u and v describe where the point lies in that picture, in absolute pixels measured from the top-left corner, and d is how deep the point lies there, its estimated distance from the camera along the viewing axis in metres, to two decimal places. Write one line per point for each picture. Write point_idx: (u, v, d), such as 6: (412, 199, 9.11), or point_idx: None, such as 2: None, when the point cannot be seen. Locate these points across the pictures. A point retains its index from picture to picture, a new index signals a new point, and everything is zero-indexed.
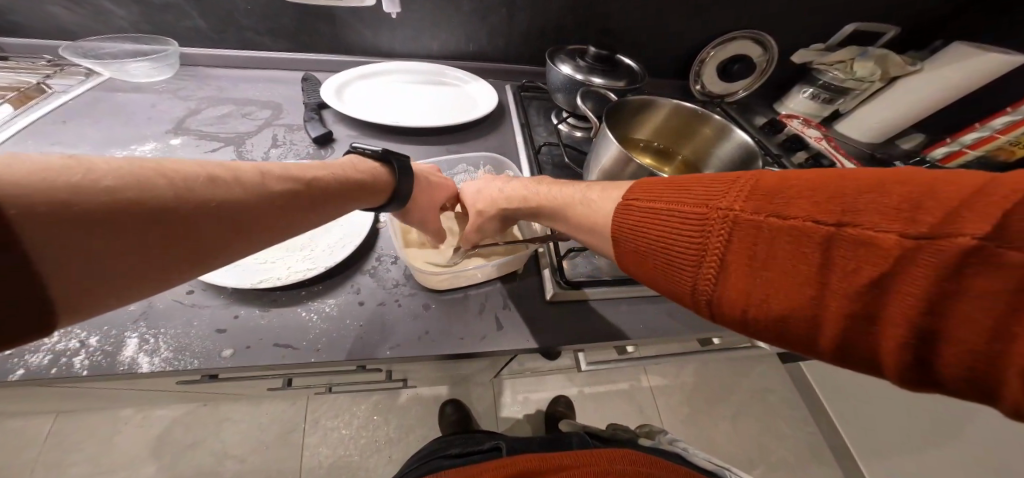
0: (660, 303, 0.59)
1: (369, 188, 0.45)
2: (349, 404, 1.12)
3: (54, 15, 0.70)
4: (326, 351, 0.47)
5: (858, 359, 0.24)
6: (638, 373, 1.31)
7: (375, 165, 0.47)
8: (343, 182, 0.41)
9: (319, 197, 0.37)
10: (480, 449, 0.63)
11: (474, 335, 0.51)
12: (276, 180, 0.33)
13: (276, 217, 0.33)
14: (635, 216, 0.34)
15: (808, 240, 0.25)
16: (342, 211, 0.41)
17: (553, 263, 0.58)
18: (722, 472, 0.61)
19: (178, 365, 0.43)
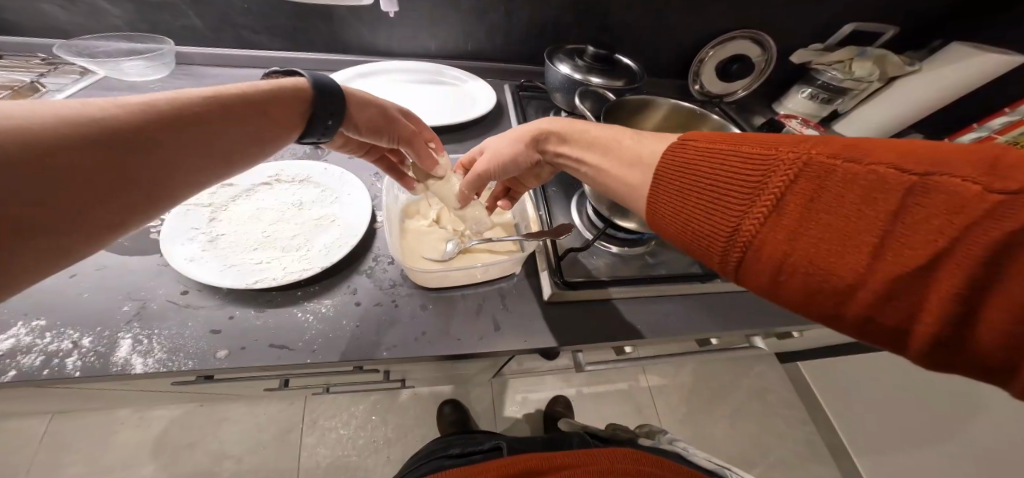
0: (659, 303, 0.59)
1: (289, 102, 0.39)
2: (347, 404, 1.12)
3: (49, 13, 0.69)
4: (321, 352, 0.47)
5: (887, 323, 0.23)
6: (637, 373, 1.31)
7: (293, 82, 0.40)
8: (270, 103, 0.37)
9: (251, 129, 0.35)
10: (481, 449, 0.63)
11: (471, 336, 0.51)
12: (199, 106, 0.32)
13: (208, 160, 0.32)
14: (691, 156, 0.33)
15: (881, 185, 0.22)
16: (275, 142, 0.38)
17: (552, 263, 0.57)
18: (723, 471, 0.61)
19: (172, 365, 0.43)
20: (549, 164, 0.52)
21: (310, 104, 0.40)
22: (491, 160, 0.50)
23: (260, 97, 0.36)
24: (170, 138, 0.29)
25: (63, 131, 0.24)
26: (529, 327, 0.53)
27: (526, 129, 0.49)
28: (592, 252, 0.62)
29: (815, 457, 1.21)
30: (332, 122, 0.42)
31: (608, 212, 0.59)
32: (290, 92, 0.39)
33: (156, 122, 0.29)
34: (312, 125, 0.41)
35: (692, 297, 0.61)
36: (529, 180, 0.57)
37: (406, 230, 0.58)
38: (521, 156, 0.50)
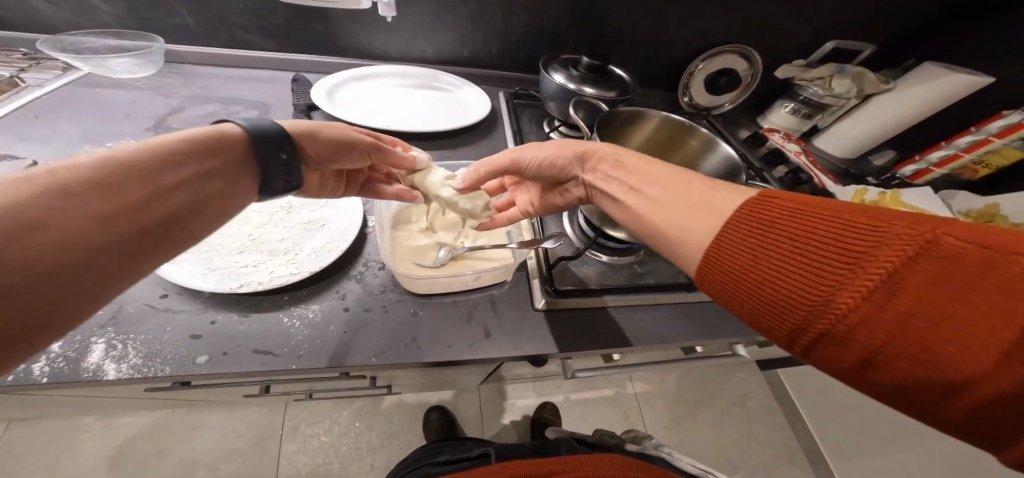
0: (648, 310, 0.60)
1: (220, 152, 0.35)
2: (330, 410, 1.10)
3: (31, 6, 0.67)
4: (307, 358, 0.46)
5: (998, 421, 0.22)
6: (623, 380, 1.32)
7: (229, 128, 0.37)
8: (203, 158, 0.33)
9: (191, 193, 0.31)
10: (469, 456, 0.62)
11: (462, 342, 0.51)
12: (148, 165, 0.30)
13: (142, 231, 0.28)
14: (775, 214, 0.32)
15: (1017, 277, 0.22)
16: (225, 206, 0.34)
17: (543, 271, 0.58)
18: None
19: (148, 371, 0.42)
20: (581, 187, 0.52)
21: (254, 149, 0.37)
22: (529, 156, 0.51)
23: (189, 153, 0.32)
24: (90, 212, 0.25)
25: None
26: (519, 334, 0.53)
27: (580, 145, 0.50)
28: (583, 261, 0.63)
29: (793, 463, 1.24)
30: (286, 155, 0.39)
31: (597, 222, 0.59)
32: (230, 139, 0.36)
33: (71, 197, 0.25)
34: (268, 164, 0.38)
35: (681, 306, 0.61)
36: (554, 195, 0.55)
37: (398, 234, 0.58)
38: (555, 168, 0.51)
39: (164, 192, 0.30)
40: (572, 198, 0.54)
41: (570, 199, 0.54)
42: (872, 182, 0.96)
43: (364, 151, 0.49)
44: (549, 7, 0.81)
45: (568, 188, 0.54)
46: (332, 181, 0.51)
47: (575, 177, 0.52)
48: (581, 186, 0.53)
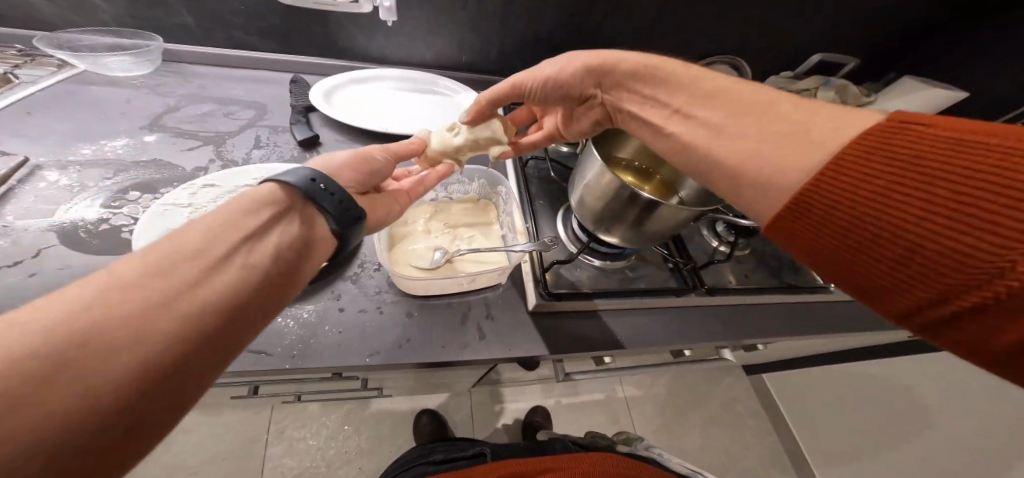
0: (639, 314, 0.61)
1: (262, 210, 0.33)
2: (318, 413, 1.09)
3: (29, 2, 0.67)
4: (301, 358, 0.46)
5: None
6: (613, 384, 1.34)
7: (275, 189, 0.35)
8: (246, 220, 0.32)
9: (251, 253, 0.30)
10: (464, 455, 0.63)
11: (456, 344, 0.51)
12: (206, 238, 0.29)
13: (199, 311, 0.26)
14: (921, 145, 0.25)
15: None
16: (286, 270, 0.32)
17: (537, 274, 0.59)
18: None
19: None
20: (600, 106, 0.49)
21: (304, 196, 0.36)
22: (534, 81, 0.50)
23: (232, 221, 0.31)
24: (157, 293, 0.25)
25: (44, 334, 0.21)
26: (512, 337, 0.54)
27: (589, 56, 0.47)
28: (576, 265, 0.64)
29: (778, 467, 1.26)
30: (324, 185, 0.36)
31: (590, 227, 0.61)
32: (275, 191, 0.35)
33: (144, 283, 0.25)
34: (320, 206, 0.35)
35: (670, 310, 0.63)
36: (573, 117, 0.55)
37: (395, 236, 0.58)
38: (567, 91, 0.50)
39: (218, 263, 0.29)
40: (592, 120, 0.52)
41: (589, 121, 0.53)
42: None
43: (386, 156, 0.48)
44: (547, 13, 0.83)
45: (586, 109, 0.52)
46: (380, 198, 0.46)
47: (592, 95, 0.49)
48: (598, 103, 0.49)
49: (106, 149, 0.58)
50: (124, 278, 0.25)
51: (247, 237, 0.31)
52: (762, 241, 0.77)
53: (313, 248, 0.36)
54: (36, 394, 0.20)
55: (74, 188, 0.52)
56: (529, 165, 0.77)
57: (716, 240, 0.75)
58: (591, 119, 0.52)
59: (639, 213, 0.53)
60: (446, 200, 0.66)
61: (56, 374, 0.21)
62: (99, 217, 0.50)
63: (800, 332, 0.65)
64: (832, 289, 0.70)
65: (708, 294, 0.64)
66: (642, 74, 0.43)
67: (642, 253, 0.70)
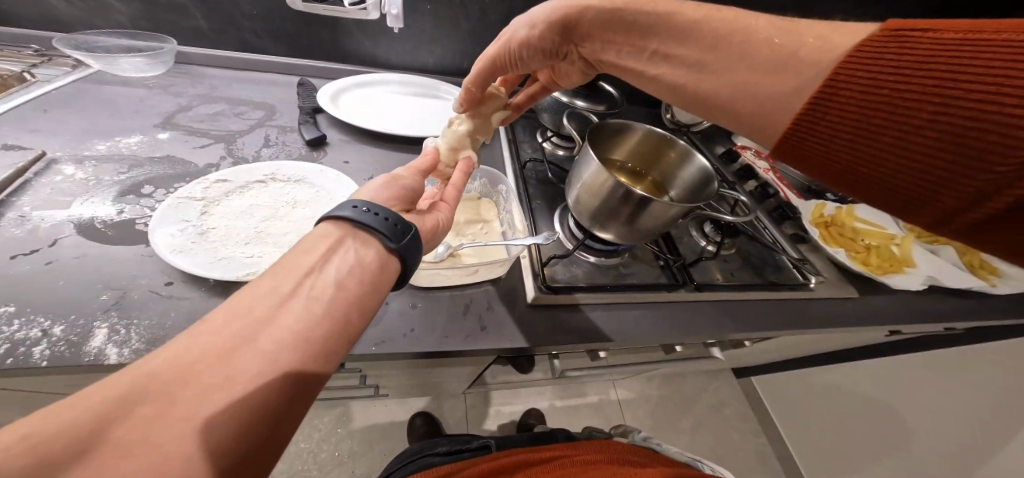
0: (633, 308, 0.64)
1: (320, 244, 0.37)
2: (312, 416, 1.11)
3: (49, 5, 0.69)
4: None
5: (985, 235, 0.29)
6: (606, 387, 1.36)
7: (337, 227, 0.38)
8: (306, 256, 0.36)
9: (313, 289, 0.34)
10: (469, 447, 0.66)
11: (459, 334, 0.54)
12: (277, 280, 0.34)
13: (277, 345, 0.30)
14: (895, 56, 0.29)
15: None
16: (355, 300, 0.35)
17: (535, 268, 0.63)
18: (694, 464, 0.67)
19: None
20: (582, 59, 0.53)
21: (358, 227, 0.39)
22: (508, 54, 0.52)
23: (300, 261, 0.35)
24: (240, 333, 0.29)
25: (162, 369, 0.26)
26: (512, 329, 0.56)
27: (553, 13, 0.48)
28: (572, 261, 0.68)
29: (765, 467, 1.30)
30: (362, 207, 0.39)
31: (588, 223, 0.64)
32: (331, 227, 0.38)
33: (230, 325, 0.30)
34: (366, 223, 0.38)
35: (662, 305, 0.66)
36: (559, 70, 0.57)
37: None
38: (545, 54, 0.53)
39: (287, 302, 0.32)
40: (577, 71, 0.55)
41: (575, 68, 0.55)
42: (831, 197, 0.99)
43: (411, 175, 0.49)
44: None
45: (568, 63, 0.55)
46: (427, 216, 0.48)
47: (568, 51, 0.52)
48: (577, 57, 0.53)
49: (121, 146, 0.60)
50: (216, 329, 0.29)
51: (308, 272, 0.35)
52: (747, 241, 0.81)
53: (381, 270, 0.38)
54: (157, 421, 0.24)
55: (90, 182, 0.53)
56: (527, 167, 0.81)
57: (704, 240, 0.79)
58: (576, 71, 0.55)
59: (632, 210, 0.57)
60: None
61: (171, 403, 0.25)
62: (114, 210, 0.51)
63: (788, 327, 0.68)
64: (812, 286, 0.74)
65: (697, 290, 0.67)
66: (613, 24, 0.45)
67: (635, 252, 0.74)
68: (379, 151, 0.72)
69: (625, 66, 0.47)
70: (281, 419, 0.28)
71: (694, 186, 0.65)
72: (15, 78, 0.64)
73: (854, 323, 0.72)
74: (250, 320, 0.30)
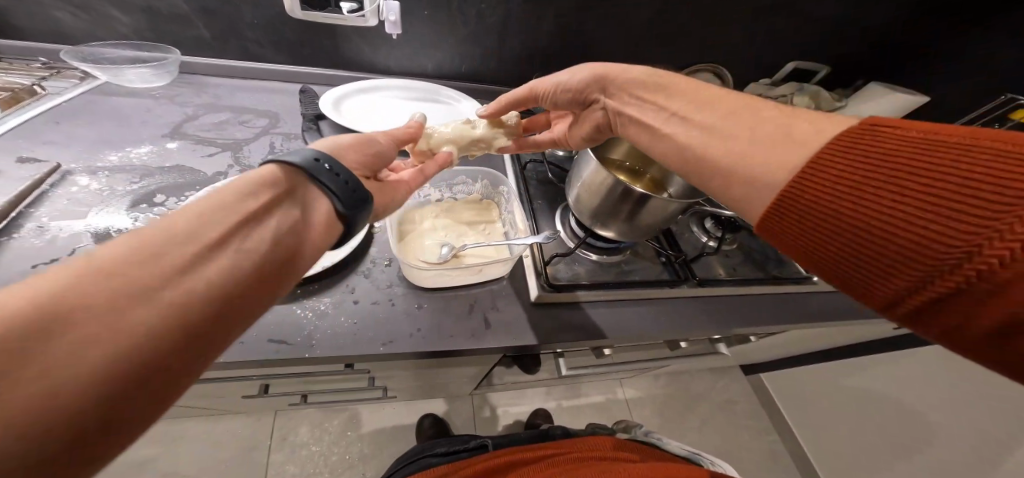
0: (635, 305, 0.65)
1: (261, 193, 0.33)
2: (322, 419, 1.14)
3: (55, 18, 0.71)
4: (320, 347, 0.47)
5: (953, 328, 0.24)
6: (613, 386, 1.37)
7: (286, 173, 0.35)
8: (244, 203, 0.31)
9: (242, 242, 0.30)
10: (466, 447, 0.69)
11: (465, 333, 0.55)
12: (192, 220, 0.28)
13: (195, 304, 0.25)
14: (866, 143, 0.29)
15: None
16: (286, 261, 0.32)
17: (538, 267, 0.63)
18: (694, 458, 0.68)
19: None
20: (602, 111, 0.55)
21: (316, 184, 0.36)
22: (547, 87, 0.57)
23: (230, 206, 0.30)
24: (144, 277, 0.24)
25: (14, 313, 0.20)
26: (517, 327, 0.57)
27: (600, 66, 0.53)
28: (574, 260, 0.68)
29: (773, 463, 1.31)
30: (328, 165, 0.37)
31: (589, 223, 0.65)
32: (269, 173, 0.34)
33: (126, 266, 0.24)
34: (324, 182, 0.36)
35: (664, 301, 0.67)
36: (580, 123, 0.59)
37: (405, 233, 0.61)
38: (576, 94, 0.56)
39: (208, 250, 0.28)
40: (593, 123, 0.57)
41: (591, 124, 0.57)
42: None
43: (386, 139, 0.48)
44: (543, 25, 0.88)
45: (589, 113, 0.57)
46: (382, 185, 0.47)
47: (596, 100, 0.55)
48: (600, 108, 0.55)
49: (131, 157, 0.61)
50: (103, 270, 0.23)
51: (240, 221, 0.30)
52: (748, 235, 0.81)
53: (326, 230, 0.36)
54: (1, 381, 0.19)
55: (104, 192, 0.55)
56: (527, 168, 0.82)
57: (705, 236, 0.79)
58: (591, 124, 0.57)
59: (631, 208, 0.58)
60: (450, 200, 0.69)
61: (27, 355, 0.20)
62: (127, 219, 0.53)
63: (790, 320, 0.68)
64: (816, 280, 0.74)
65: (700, 285, 0.68)
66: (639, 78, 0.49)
67: (637, 249, 0.74)
68: None
69: (644, 121, 0.47)
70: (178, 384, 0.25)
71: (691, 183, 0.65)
72: (26, 91, 0.66)
73: (851, 316, 0.73)
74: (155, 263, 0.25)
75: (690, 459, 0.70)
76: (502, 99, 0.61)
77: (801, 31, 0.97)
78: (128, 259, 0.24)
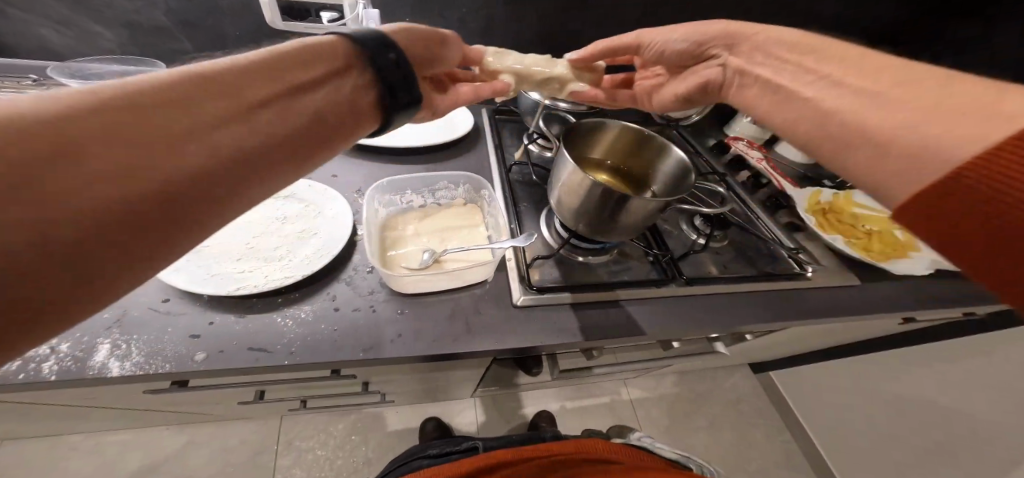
0: (623, 305, 0.64)
1: (322, 58, 0.36)
2: (327, 424, 1.15)
3: (39, 35, 0.72)
4: (300, 354, 0.48)
5: None
6: (618, 387, 1.35)
7: (344, 43, 0.38)
8: (306, 62, 0.34)
9: (306, 93, 0.33)
10: (459, 448, 0.70)
11: (447, 338, 0.55)
12: (257, 65, 0.32)
13: (261, 127, 0.29)
14: None
15: None
16: (336, 122, 0.35)
17: (521, 271, 0.63)
18: (683, 462, 0.71)
19: (150, 369, 0.42)
20: (718, 68, 0.54)
21: (367, 65, 0.38)
22: (660, 38, 0.58)
23: (292, 63, 0.34)
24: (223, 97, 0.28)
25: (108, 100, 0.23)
26: (500, 331, 0.57)
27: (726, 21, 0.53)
28: (560, 262, 0.68)
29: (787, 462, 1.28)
30: (395, 53, 0.40)
31: (571, 224, 0.64)
32: (329, 41, 0.38)
33: (204, 84, 0.28)
34: (381, 59, 0.39)
35: (654, 301, 0.65)
36: (685, 78, 0.59)
37: (385, 240, 0.62)
38: (693, 47, 0.56)
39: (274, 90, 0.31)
40: (699, 76, 0.56)
41: (697, 78, 0.56)
42: (828, 184, 0.96)
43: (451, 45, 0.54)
44: (525, 25, 0.87)
45: (699, 70, 0.56)
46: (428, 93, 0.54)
47: (714, 56, 0.54)
48: (717, 63, 0.54)
49: None
50: (183, 85, 0.27)
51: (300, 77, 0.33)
52: (740, 231, 0.79)
53: (373, 107, 0.39)
54: (102, 145, 0.22)
55: None
56: (513, 170, 0.82)
57: (694, 233, 0.77)
58: (697, 80, 0.56)
59: (611, 208, 0.57)
60: (434, 206, 0.69)
61: (124, 132, 0.23)
62: None
63: (784, 317, 0.67)
64: (810, 275, 0.72)
65: (687, 284, 0.67)
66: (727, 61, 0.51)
67: (625, 248, 0.73)
68: (369, 165, 0.75)
69: (776, 81, 0.45)
70: (240, 195, 0.27)
71: (672, 179, 0.65)
72: None
73: (856, 308, 0.70)
74: (226, 88, 0.28)
75: (680, 463, 0.73)
76: (594, 47, 0.64)
77: (789, 21, 0.95)
78: (203, 80, 0.28)
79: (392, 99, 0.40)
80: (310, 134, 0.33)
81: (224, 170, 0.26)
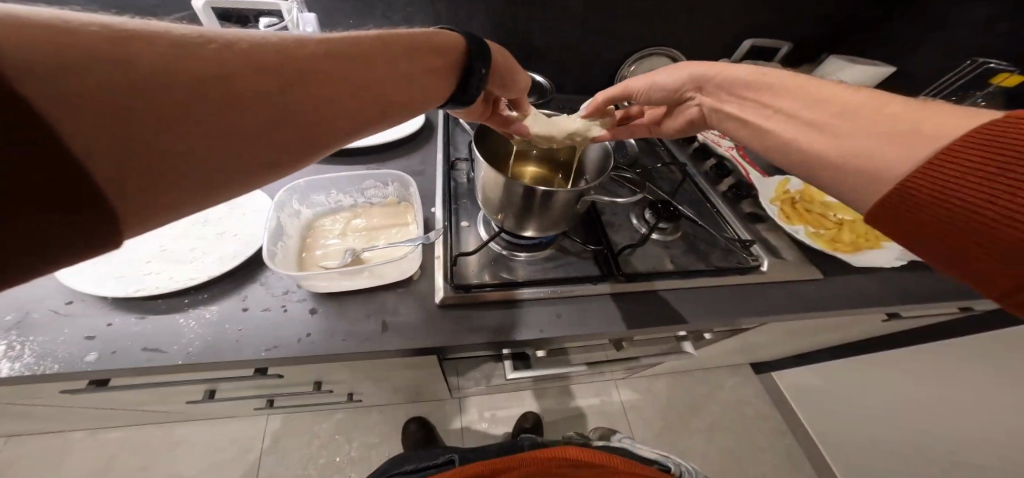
0: (552, 303, 0.60)
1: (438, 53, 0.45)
2: (311, 423, 1.16)
3: None
4: (195, 354, 0.47)
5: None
6: (608, 388, 1.31)
7: (456, 42, 0.47)
8: (426, 54, 0.43)
9: (414, 78, 0.41)
10: (436, 462, 0.67)
11: (358, 337, 0.53)
12: (391, 44, 0.40)
13: (376, 98, 0.37)
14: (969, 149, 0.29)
15: None
16: (423, 102, 0.43)
17: (447, 266, 0.61)
18: (661, 461, 0.67)
19: (37, 369, 0.43)
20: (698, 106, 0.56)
21: (463, 67, 0.48)
22: (645, 83, 0.58)
23: (417, 50, 0.42)
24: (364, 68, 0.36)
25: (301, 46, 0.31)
26: (415, 330, 0.55)
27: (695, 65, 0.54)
28: (495, 259, 0.66)
29: (790, 468, 1.21)
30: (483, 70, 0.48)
31: (497, 220, 0.61)
32: (450, 42, 0.47)
33: (356, 52, 0.36)
34: (475, 66, 0.48)
35: (591, 298, 0.62)
36: (675, 115, 0.60)
37: (308, 241, 0.62)
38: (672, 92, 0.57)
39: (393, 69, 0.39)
40: (687, 117, 0.58)
41: (683, 119, 0.58)
42: None
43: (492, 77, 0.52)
44: (470, 18, 0.85)
45: (682, 109, 0.58)
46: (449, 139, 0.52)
47: (690, 97, 0.57)
48: (694, 104, 0.57)
49: None
50: (345, 49, 0.35)
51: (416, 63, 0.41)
52: (693, 224, 0.75)
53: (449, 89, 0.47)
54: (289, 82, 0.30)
55: None
56: (459, 167, 0.80)
57: (644, 226, 0.73)
58: (684, 119, 0.58)
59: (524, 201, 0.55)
60: (365, 205, 0.68)
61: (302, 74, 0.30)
62: None
63: (736, 316, 0.62)
64: (764, 268, 0.67)
65: (626, 279, 0.63)
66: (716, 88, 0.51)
67: (564, 243, 0.70)
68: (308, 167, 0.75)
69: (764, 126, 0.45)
70: (339, 141, 0.35)
71: (595, 166, 0.65)
72: None
73: (824, 305, 0.64)
74: (367, 59, 0.36)
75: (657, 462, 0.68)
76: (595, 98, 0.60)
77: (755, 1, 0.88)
78: (356, 49, 0.36)
79: (460, 92, 0.48)
80: (402, 110, 0.40)
81: (339, 125, 0.34)
